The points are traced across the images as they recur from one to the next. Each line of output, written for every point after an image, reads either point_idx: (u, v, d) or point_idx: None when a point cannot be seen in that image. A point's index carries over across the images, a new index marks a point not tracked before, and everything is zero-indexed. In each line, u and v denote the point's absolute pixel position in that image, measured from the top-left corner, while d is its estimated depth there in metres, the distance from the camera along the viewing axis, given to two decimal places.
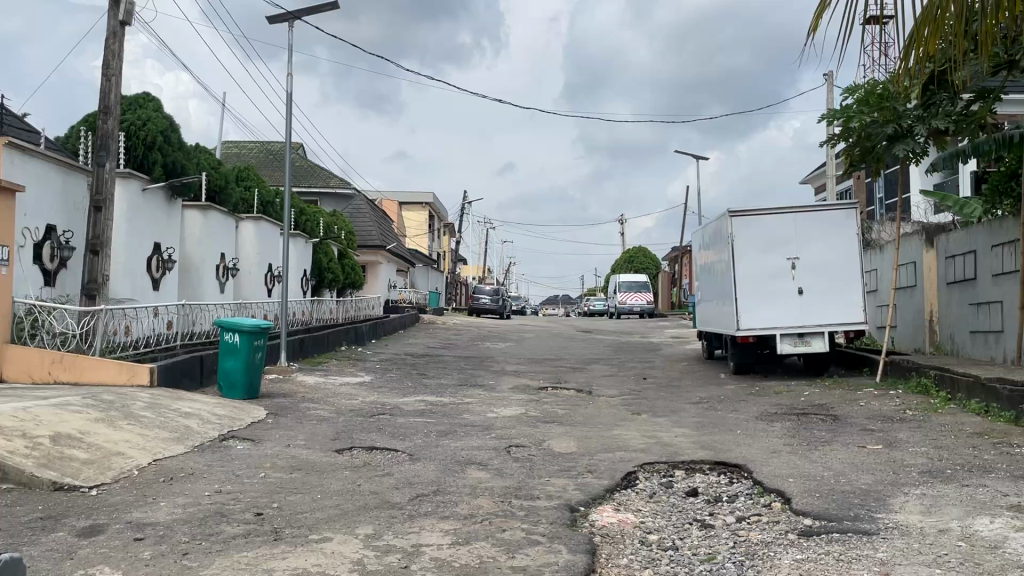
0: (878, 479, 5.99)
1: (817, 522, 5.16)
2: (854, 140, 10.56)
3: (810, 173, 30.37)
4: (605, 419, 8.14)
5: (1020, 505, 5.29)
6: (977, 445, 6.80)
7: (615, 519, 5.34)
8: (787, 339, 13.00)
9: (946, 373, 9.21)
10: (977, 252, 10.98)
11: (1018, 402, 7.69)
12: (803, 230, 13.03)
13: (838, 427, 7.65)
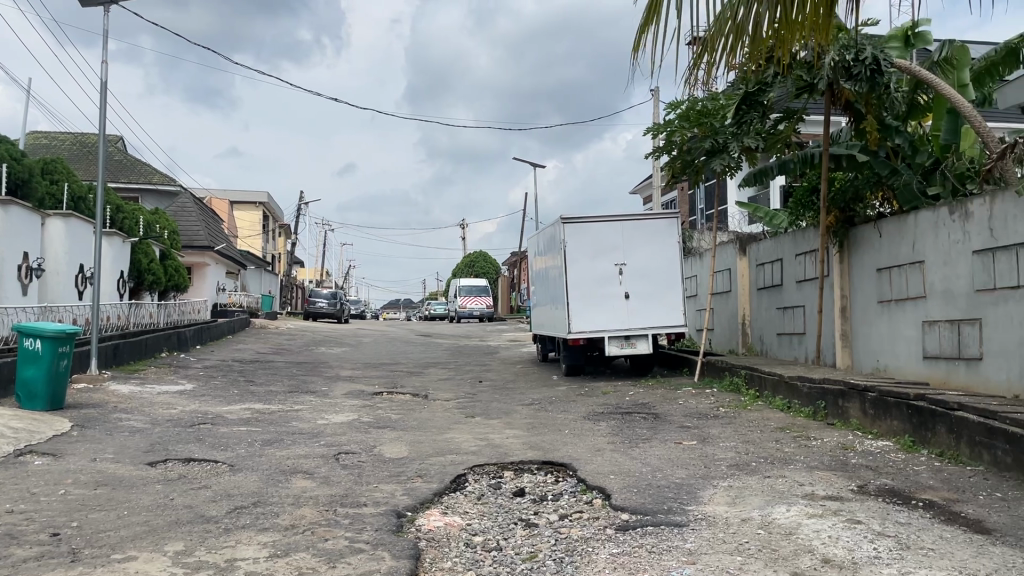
0: (691, 473, 6.36)
1: (634, 517, 5.41)
2: (677, 154, 11.21)
3: (639, 184, 31.84)
4: (437, 423, 8.14)
5: (813, 494, 5.76)
6: (779, 439, 7.36)
7: (442, 522, 5.35)
8: (614, 341, 13.55)
9: (755, 372, 9.92)
10: (783, 260, 11.90)
11: (816, 398, 8.50)
12: (629, 239, 13.65)
13: (658, 424, 8.05)
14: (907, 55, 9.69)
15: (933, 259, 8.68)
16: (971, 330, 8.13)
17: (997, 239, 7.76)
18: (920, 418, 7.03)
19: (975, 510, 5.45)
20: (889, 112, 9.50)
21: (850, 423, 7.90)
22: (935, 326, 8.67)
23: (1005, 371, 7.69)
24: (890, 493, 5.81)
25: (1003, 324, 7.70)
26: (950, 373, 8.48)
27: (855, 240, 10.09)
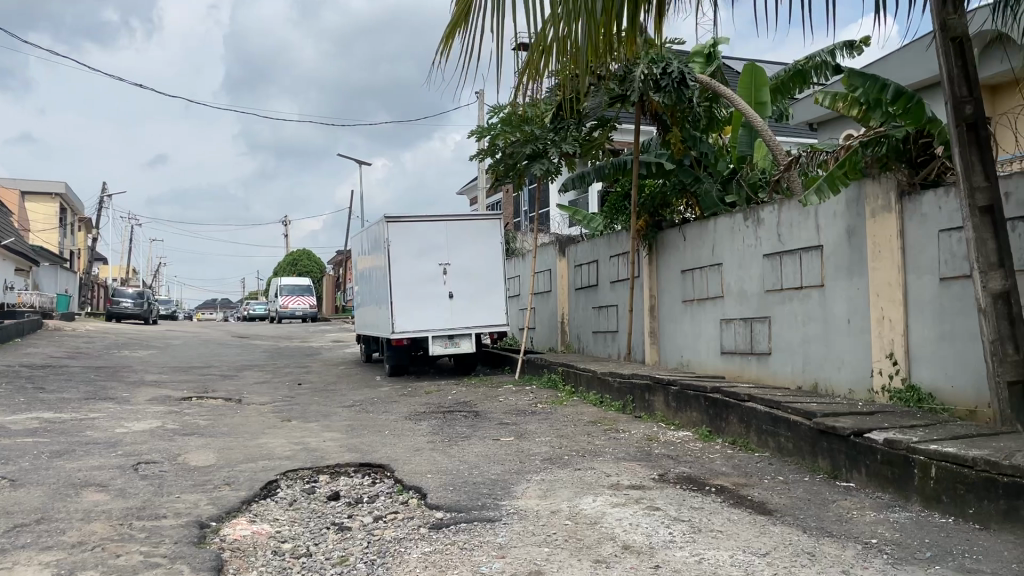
0: (506, 468, 6.51)
1: (448, 515, 5.45)
2: (500, 157, 11.41)
3: (463, 186, 32.28)
4: (250, 428, 7.84)
5: (619, 484, 6.07)
6: (591, 432, 7.69)
7: (249, 531, 5.15)
8: (438, 340, 13.62)
9: (571, 369, 10.31)
10: (598, 261, 12.44)
11: (625, 392, 8.97)
12: (453, 239, 13.76)
13: (477, 422, 8.18)
14: (707, 70, 10.43)
15: (729, 262, 9.41)
16: (761, 327, 8.89)
17: (784, 244, 8.54)
18: (714, 410, 7.63)
19: (760, 493, 5.96)
20: (693, 124, 10.16)
21: (655, 416, 8.41)
22: (731, 324, 9.39)
23: (790, 364, 8.49)
24: (687, 480, 6.24)
25: (789, 321, 8.49)
26: (743, 367, 9.22)
27: (662, 243, 10.74)
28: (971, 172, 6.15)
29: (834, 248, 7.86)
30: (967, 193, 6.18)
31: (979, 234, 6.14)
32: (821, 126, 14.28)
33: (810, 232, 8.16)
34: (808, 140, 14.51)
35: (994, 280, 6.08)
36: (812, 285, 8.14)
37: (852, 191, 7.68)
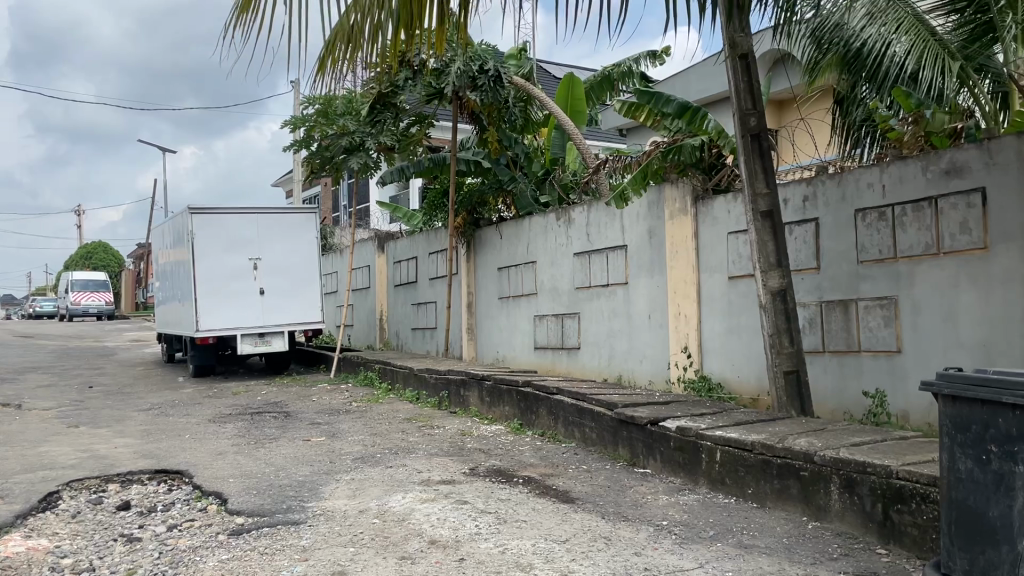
0: (314, 469, 6.36)
1: (249, 520, 5.24)
2: (315, 150, 11.14)
3: (278, 178, 31.19)
4: (30, 435, 7.16)
5: (428, 480, 6.10)
6: (405, 429, 7.67)
7: (22, 548, 4.70)
8: (247, 339, 13.09)
9: (387, 367, 10.24)
10: (417, 258, 12.44)
11: (440, 388, 9.03)
12: (264, 233, 13.28)
13: (286, 423, 7.92)
14: (522, 70, 10.66)
15: (543, 260, 9.70)
16: (571, 324, 9.24)
17: (593, 243, 8.92)
18: (525, 403, 7.85)
19: (564, 483, 6.20)
20: (508, 124, 10.42)
21: (470, 411, 8.53)
22: (544, 320, 9.68)
23: (597, 358, 8.88)
24: (497, 473, 6.38)
25: (597, 317, 8.88)
26: (555, 361, 9.54)
27: (479, 241, 10.90)
28: (754, 179, 6.71)
29: (637, 247, 8.30)
30: (751, 198, 6.73)
31: (761, 237, 6.70)
32: (630, 132, 15.06)
33: (616, 233, 8.58)
34: (619, 144, 15.24)
35: (773, 278, 6.67)
36: (618, 282, 8.56)
37: (653, 194, 8.17)
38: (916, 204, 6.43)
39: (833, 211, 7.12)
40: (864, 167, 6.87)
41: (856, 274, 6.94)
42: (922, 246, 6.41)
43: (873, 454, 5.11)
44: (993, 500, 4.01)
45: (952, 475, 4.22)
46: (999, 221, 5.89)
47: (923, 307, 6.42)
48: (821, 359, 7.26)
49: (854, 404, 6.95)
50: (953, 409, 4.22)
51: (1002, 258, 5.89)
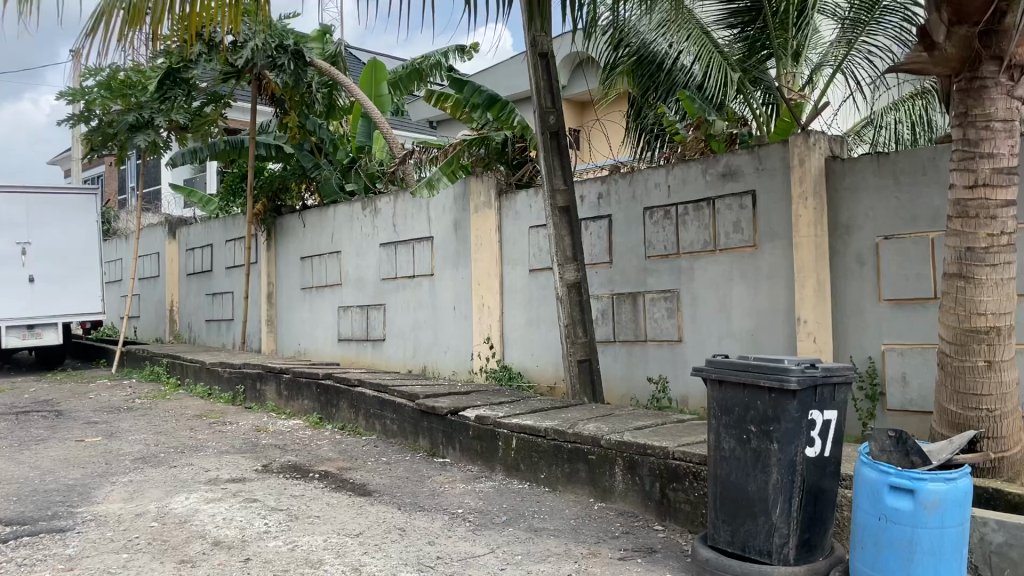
0: (87, 472, 5.85)
1: (5, 530, 4.73)
2: (96, 125, 10.28)
3: (55, 155, 28.48)
4: None
5: (216, 478, 5.80)
6: (193, 427, 7.25)
7: None
8: (14, 332, 11.84)
9: (176, 361, 9.64)
10: (213, 246, 11.81)
11: (235, 383, 8.63)
12: (34, 215, 12.08)
13: (57, 423, 7.24)
14: (327, 54, 10.40)
15: (347, 250, 9.52)
16: (376, 315, 9.13)
17: (398, 235, 8.86)
18: (325, 396, 7.67)
19: (361, 476, 6.12)
20: (310, 109, 10.14)
21: (266, 406, 8.23)
22: (348, 312, 9.50)
23: (401, 350, 8.85)
24: (292, 469, 6.18)
25: (402, 308, 8.84)
26: (358, 353, 9.39)
27: (280, 228, 10.54)
28: (553, 175, 6.94)
29: (442, 239, 8.34)
30: (550, 194, 6.95)
31: (558, 232, 6.95)
32: (440, 124, 15.15)
33: (421, 224, 8.57)
34: (429, 135, 15.29)
35: (569, 271, 6.93)
36: (423, 274, 8.56)
37: (460, 186, 8.19)
38: (697, 204, 6.91)
39: (625, 208, 7.50)
40: (652, 168, 7.29)
41: (644, 268, 7.37)
42: (701, 243, 6.90)
43: (653, 436, 5.44)
44: (752, 475, 4.40)
45: (718, 453, 4.59)
46: (766, 222, 6.46)
47: (701, 300, 6.92)
48: (613, 348, 7.64)
49: (640, 390, 7.38)
50: (720, 393, 4.59)
51: (769, 255, 6.46)
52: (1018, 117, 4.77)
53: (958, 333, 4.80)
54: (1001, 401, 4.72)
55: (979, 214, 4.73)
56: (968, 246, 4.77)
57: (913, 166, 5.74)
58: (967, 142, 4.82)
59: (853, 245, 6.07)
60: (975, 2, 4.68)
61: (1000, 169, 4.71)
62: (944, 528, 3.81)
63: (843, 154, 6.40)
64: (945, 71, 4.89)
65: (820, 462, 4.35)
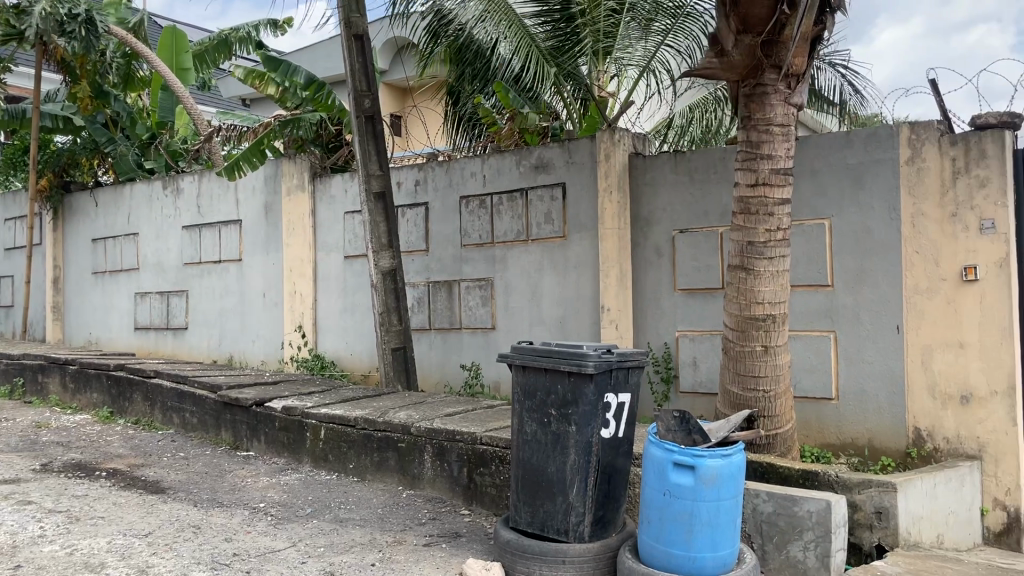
0: None
1: None
2: None
3: None
4: None
5: None
6: None
7: None
8: None
9: None
10: None
11: (13, 375, 7.90)
12: None
13: None
14: (123, 20, 9.78)
15: (146, 232, 8.91)
16: (177, 301, 8.61)
17: (202, 217, 8.40)
18: (116, 389, 7.17)
19: (154, 473, 5.77)
20: (104, 78, 9.45)
21: (49, 400, 7.61)
22: (146, 298, 8.91)
23: (205, 338, 8.41)
24: (75, 468, 5.72)
25: (206, 294, 8.40)
26: (157, 342, 8.83)
27: (70, 206, 9.78)
28: (367, 160, 6.83)
29: (251, 222, 8.00)
30: (364, 179, 6.83)
31: (373, 218, 6.85)
32: (254, 102, 14.52)
33: (229, 206, 8.18)
34: (242, 113, 14.59)
35: (384, 258, 6.86)
36: (230, 258, 8.17)
37: (270, 167, 7.87)
38: (510, 194, 7.04)
39: (440, 196, 7.52)
40: (468, 157, 7.35)
41: (459, 256, 7.43)
42: (514, 232, 7.04)
43: (462, 422, 5.51)
44: (551, 457, 4.55)
45: (521, 436, 4.71)
46: (575, 213, 6.68)
47: (514, 288, 7.07)
48: (428, 336, 7.65)
49: (453, 377, 7.44)
50: (523, 378, 4.71)
51: (576, 245, 6.69)
52: (794, 122, 5.21)
53: (739, 321, 5.20)
54: (776, 382, 5.16)
55: (759, 211, 5.13)
56: (749, 240, 5.17)
57: (706, 165, 6.13)
58: (749, 144, 5.21)
59: (653, 238, 6.41)
60: (758, 13, 5.05)
61: (777, 170, 5.13)
62: (720, 501, 4.12)
63: (645, 151, 6.76)
64: (732, 77, 5.26)
65: (614, 442, 4.57)
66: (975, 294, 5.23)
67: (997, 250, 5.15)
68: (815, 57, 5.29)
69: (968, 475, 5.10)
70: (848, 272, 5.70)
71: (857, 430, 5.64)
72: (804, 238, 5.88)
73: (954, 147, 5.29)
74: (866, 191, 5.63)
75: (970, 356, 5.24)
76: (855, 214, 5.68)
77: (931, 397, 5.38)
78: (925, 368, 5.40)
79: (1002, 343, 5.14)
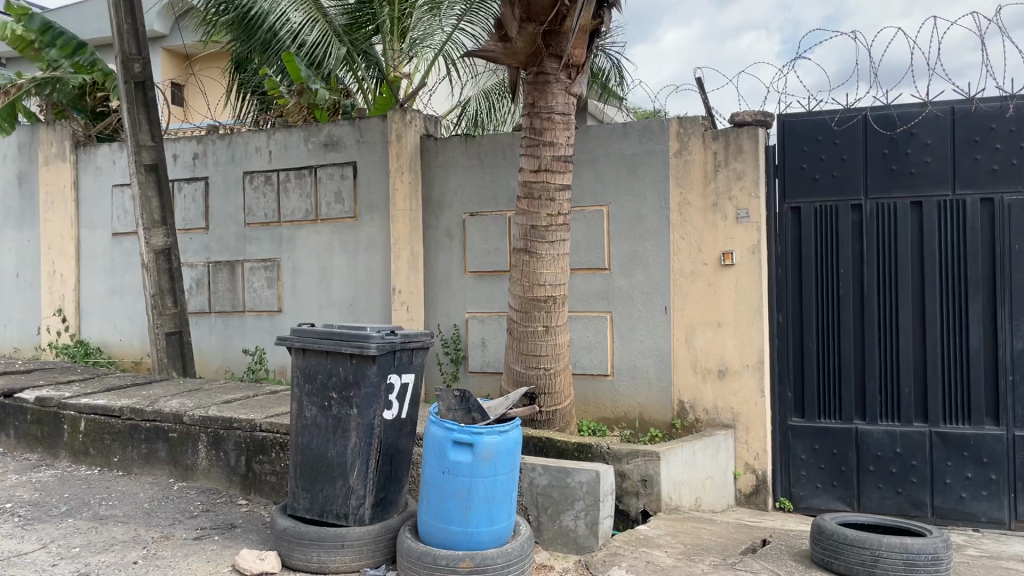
0: None
1: None
2: None
3: None
4: None
5: None
6: None
7: None
8: None
9: None
10: None
11: None
12: None
13: None
14: None
15: None
16: None
17: None
18: None
19: None
20: None
21: None
22: None
23: None
24: None
25: None
26: None
27: None
28: (138, 129, 6.35)
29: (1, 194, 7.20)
30: (134, 150, 6.34)
31: (144, 192, 6.38)
32: (10, 62, 13.02)
33: None
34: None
35: (157, 236, 6.42)
36: None
37: (24, 133, 7.18)
38: (299, 171, 6.81)
39: (222, 171, 7.14)
40: (253, 132, 7.03)
41: (242, 236, 7.09)
42: (302, 212, 6.82)
43: (239, 409, 5.28)
44: (332, 441, 4.45)
45: (300, 421, 4.57)
46: (365, 193, 6.56)
47: (301, 270, 6.86)
48: (207, 320, 7.24)
49: (236, 362, 7.11)
50: (303, 361, 4.58)
51: (366, 227, 6.57)
52: (574, 111, 5.42)
53: (523, 302, 5.36)
54: (556, 360, 5.37)
55: (541, 196, 5.30)
56: (531, 224, 5.32)
57: (494, 150, 6.25)
58: (533, 130, 5.35)
59: (443, 220, 6.45)
60: (541, 3, 5.22)
61: (558, 157, 5.32)
62: (496, 476, 4.21)
63: (437, 134, 6.77)
64: (514, 63, 5.38)
65: (396, 424, 4.54)
66: (732, 277, 5.71)
67: (750, 237, 5.66)
68: (595, 49, 5.52)
69: (724, 442, 5.59)
70: (623, 256, 6.04)
71: (629, 404, 6.01)
72: (584, 223, 6.15)
73: (716, 141, 5.74)
74: (640, 180, 5.98)
75: (726, 333, 5.73)
76: (630, 201, 6.02)
77: (694, 372, 5.82)
78: (688, 345, 5.85)
79: (753, 321, 5.66)
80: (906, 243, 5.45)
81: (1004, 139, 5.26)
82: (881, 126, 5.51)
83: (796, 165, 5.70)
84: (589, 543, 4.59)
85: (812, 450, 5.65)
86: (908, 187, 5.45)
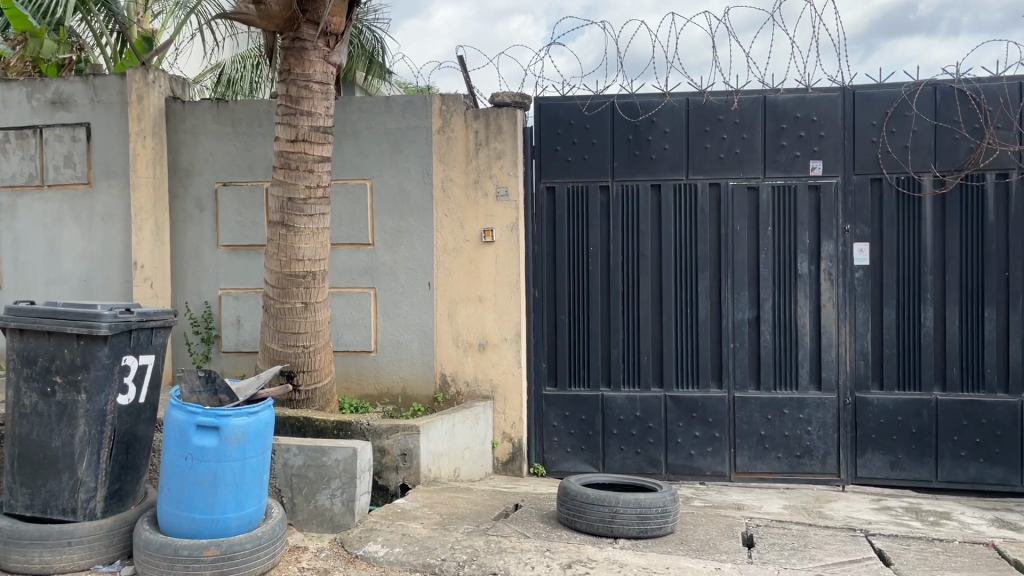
0: None
1: None
2: None
3: None
4: None
5: None
6: None
7: None
8: None
9: None
10: None
11: None
12: None
13: None
14: None
15: None
16: None
17: None
18: None
19: None
20: None
21: None
22: None
23: None
24: None
25: None
26: None
27: None
28: None
29: None
30: None
31: None
32: None
33: None
34: None
35: None
36: None
37: None
38: (20, 131, 6.06)
39: None
40: None
41: None
42: (24, 176, 6.08)
43: None
44: (55, 430, 4.03)
45: (16, 410, 4.10)
46: (100, 157, 5.92)
47: (25, 242, 6.14)
48: None
49: None
50: (20, 343, 4.11)
51: (102, 194, 5.94)
52: (333, 81, 5.27)
53: (280, 278, 5.15)
54: (315, 337, 5.23)
55: (298, 166, 5.10)
56: (289, 196, 5.12)
57: (250, 117, 5.98)
58: (290, 98, 5.13)
59: (192, 190, 6.08)
60: None
61: (317, 127, 5.15)
62: (245, 460, 4.03)
63: (185, 97, 6.32)
64: (268, 26, 5.09)
65: (133, 409, 4.21)
66: (491, 253, 5.88)
67: (508, 215, 5.85)
68: (354, 18, 5.39)
69: (482, 413, 5.77)
70: (386, 231, 6.00)
71: (391, 379, 6.02)
72: (346, 196, 6.03)
73: (477, 120, 5.86)
74: (403, 155, 5.96)
75: (486, 308, 5.90)
76: (393, 175, 5.98)
77: (455, 345, 5.95)
78: (450, 320, 5.95)
79: (510, 296, 5.88)
80: (646, 223, 5.89)
81: (729, 130, 5.81)
82: (625, 114, 5.89)
83: (551, 147, 5.95)
84: (345, 521, 4.55)
85: (563, 417, 5.98)
86: (648, 171, 5.88)
